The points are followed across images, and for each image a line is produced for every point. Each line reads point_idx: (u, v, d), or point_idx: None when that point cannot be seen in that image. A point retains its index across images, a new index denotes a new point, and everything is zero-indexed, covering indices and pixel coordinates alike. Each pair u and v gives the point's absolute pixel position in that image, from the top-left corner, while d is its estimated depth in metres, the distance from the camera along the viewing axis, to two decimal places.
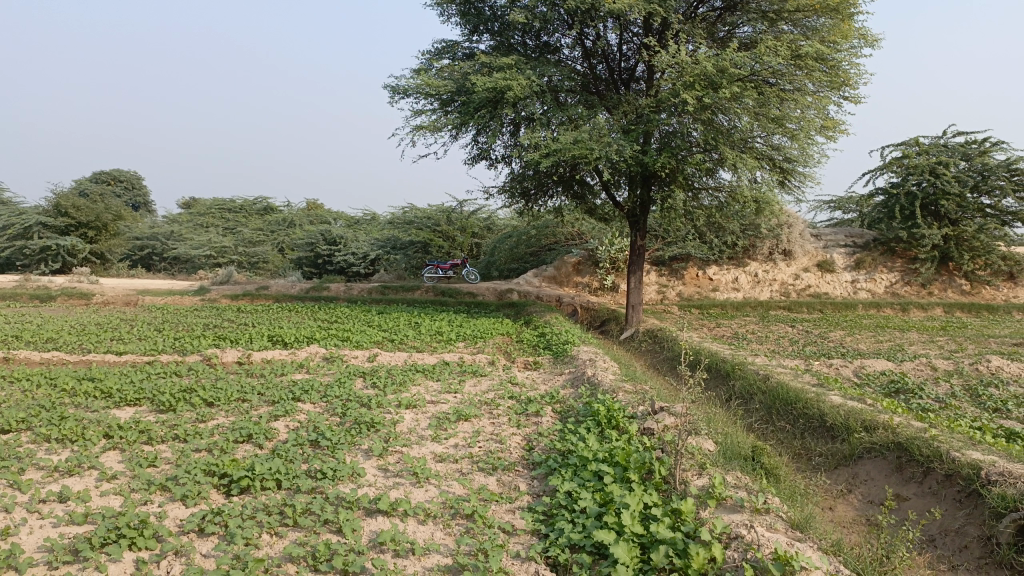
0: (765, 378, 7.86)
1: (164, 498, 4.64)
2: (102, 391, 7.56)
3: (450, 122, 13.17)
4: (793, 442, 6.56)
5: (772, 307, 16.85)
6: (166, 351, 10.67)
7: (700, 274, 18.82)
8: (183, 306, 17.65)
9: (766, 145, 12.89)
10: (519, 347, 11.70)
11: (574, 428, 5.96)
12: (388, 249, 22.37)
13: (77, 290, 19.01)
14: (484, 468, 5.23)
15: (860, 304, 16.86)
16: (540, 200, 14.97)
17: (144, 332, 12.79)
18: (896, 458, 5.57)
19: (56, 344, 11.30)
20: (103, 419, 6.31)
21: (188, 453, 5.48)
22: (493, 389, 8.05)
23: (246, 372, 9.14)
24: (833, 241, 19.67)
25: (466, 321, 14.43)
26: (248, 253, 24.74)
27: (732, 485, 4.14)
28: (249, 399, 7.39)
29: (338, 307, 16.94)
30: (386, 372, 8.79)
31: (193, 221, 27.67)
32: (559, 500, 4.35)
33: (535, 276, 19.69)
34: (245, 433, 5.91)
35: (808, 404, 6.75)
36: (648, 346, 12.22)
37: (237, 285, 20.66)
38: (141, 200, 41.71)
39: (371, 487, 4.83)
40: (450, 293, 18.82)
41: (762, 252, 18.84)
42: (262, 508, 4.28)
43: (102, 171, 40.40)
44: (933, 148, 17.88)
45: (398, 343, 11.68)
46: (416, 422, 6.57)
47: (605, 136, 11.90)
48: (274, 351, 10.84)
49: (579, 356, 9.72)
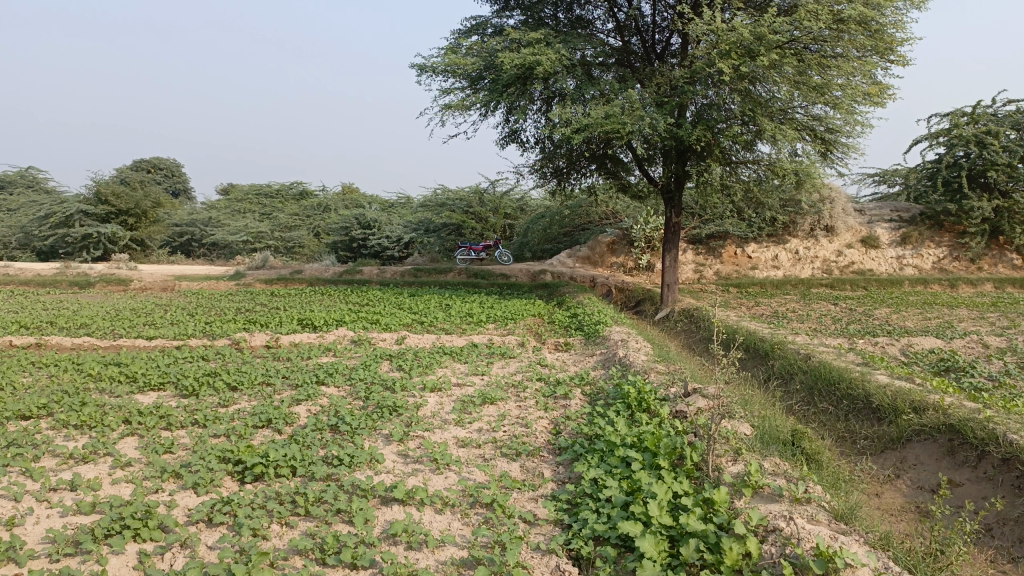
0: (806, 358, 7.49)
1: (176, 486, 4.50)
2: (127, 376, 7.49)
3: (479, 100, 12.87)
4: (836, 424, 6.22)
5: (813, 284, 16.31)
6: (196, 336, 10.64)
7: (738, 252, 18.28)
8: (218, 291, 17.71)
9: (806, 117, 12.38)
10: (550, 328, 11.43)
11: (603, 411, 5.70)
12: (421, 231, 22.23)
13: (115, 276, 19.22)
14: (508, 454, 5.00)
15: (905, 280, 16.24)
16: (572, 179, 14.62)
17: (176, 317, 12.83)
18: (948, 441, 5.22)
19: (90, 329, 11.34)
20: (123, 405, 6.21)
21: (205, 439, 5.34)
22: (522, 371, 7.81)
23: (273, 355, 9.04)
24: (876, 216, 18.97)
25: (497, 302, 14.22)
26: (283, 239, 24.80)
27: (770, 472, 3.84)
28: (273, 383, 7.26)
29: (370, 290, 16.84)
30: (413, 355, 8.60)
31: (230, 207, 27.85)
32: (584, 488, 4.11)
33: (568, 257, 19.35)
34: (264, 418, 5.77)
35: (852, 384, 6.40)
36: (683, 326, 11.88)
37: (272, 270, 20.71)
38: (180, 188, 42.22)
39: (388, 474, 4.63)
40: (483, 275, 18.60)
41: (802, 228, 18.20)
42: (273, 497, 4.11)
43: (142, 160, 40.93)
44: (983, 116, 17.04)
45: (428, 325, 11.49)
46: (440, 405, 6.37)
47: (638, 110, 11.51)
48: (303, 334, 10.73)
49: (611, 337, 9.42)
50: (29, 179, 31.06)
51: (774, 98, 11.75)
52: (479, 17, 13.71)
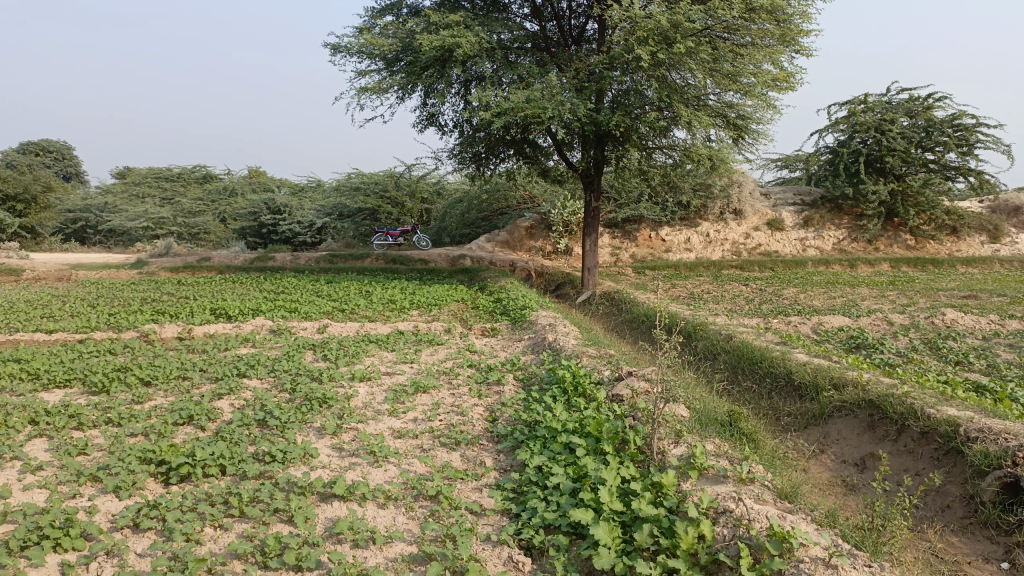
0: (728, 338, 7.70)
1: (95, 490, 4.19)
2: (28, 374, 6.97)
3: (396, 83, 12.54)
4: (761, 402, 6.43)
5: (724, 266, 16.83)
6: (100, 328, 10.02)
7: (652, 236, 18.64)
8: (119, 280, 16.76)
9: (719, 103, 12.66)
10: (474, 313, 11.34)
11: (538, 397, 5.68)
12: (336, 217, 21.68)
13: (4, 266, 17.91)
14: (446, 444, 4.91)
15: (809, 261, 16.96)
16: (490, 163, 14.53)
17: (76, 309, 12.06)
18: (868, 416, 5.45)
19: None
20: (27, 404, 5.76)
21: (123, 439, 5.02)
22: (451, 358, 7.70)
23: (188, 347, 8.61)
24: (782, 200, 19.71)
25: (419, 288, 14.02)
26: (188, 224, 23.73)
27: (713, 453, 3.91)
28: (191, 377, 6.91)
29: (285, 277, 16.31)
30: (337, 344, 8.36)
31: (128, 191, 26.40)
32: (530, 476, 4.08)
33: (487, 241, 19.27)
34: (186, 414, 5.47)
35: (774, 363, 6.61)
36: (605, 309, 12.05)
37: (178, 257, 19.77)
38: (72, 171, 39.79)
39: (325, 469, 4.47)
40: (401, 260, 18.31)
41: (713, 212, 18.74)
42: (205, 499, 3.90)
43: (29, 141, 38.29)
44: (879, 105, 17.79)
45: (350, 313, 11.21)
46: (371, 396, 6.21)
47: (558, 94, 11.49)
48: (217, 325, 10.27)
49: (537, 321, 9.43)
50: None
51: (688, 85, 12.08)
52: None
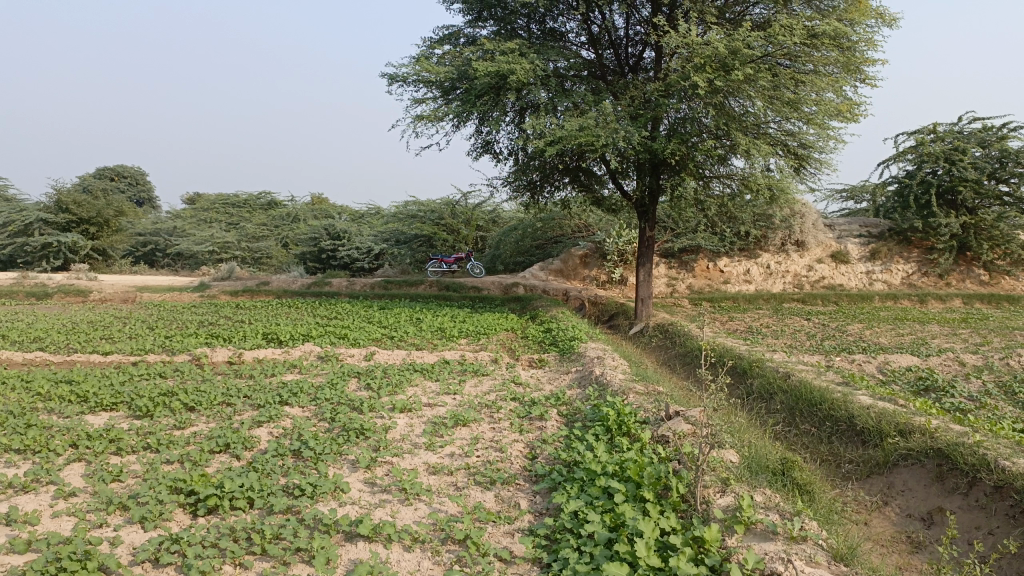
0: (786, 376, 7.32)
1: (123, 519, 4.14)
2: (78, 395, 7.07)
3: (451, 111, 12.57)
4: (819, 447, 6.05)
5: (785, 299, 16.28)
6: (155, 351, 10.18)
7: (710, 267, 18.22)
8: (181, 303, 17.16)
9: (779, 132, 12.30)
10: (524, 343, 11.16)
11: (581, 435, 5.45)
12: (392, 243, 21.88)
13: (74, 287, 18.55)
14: (481, 482, 4.71)
15: (876, 295, 16.27)
16: (545, 192, 14.41)
17: (135, 331, 12.33)
18: (936, 466, 5.06)
19: (43, 343, 10.81)
20: (71, 427, 5.81)
21: (158, 466, 4.98)
22: (495, 390, 7.52)
23: (236, 372, 8.64)
24: (846, 231, 19.05)
25: (469, 316, 13.90)
26: (251, 249, 24.27)
27: (762, 505, 3.62)
28: (234, 403, 6.89)
29: (339, 303, 16.45)
30: (382, 372, 8.27)
31: (196, 216, 27.22)
32: (564, 522, 3.85)
33: (541, 270, 19.11)
34: (223, 442, 5.42)
35: (835, 405, 6.23)
36: (658, 342, 11.71)
37: (238, 281, 20.19)
38: (145, 196, 41.35)
39: (354, 506, 4.32)
40: (454, 288, 18.28)
41: (774, 243, 18.21)
42: (227, 533, 3.79)
43: (106, 167, 40.01)
44: (949, 134, 17.20)
45: (399, 340, 11.16)
46: (410, 427, 6.06)
47: (613, 122, 11.32)
48: (267, 350, 10.33)
49: (586, 354, 9.18)
50: None
51: (747, 113, 11.74)
52: (451, 27, 13.47)
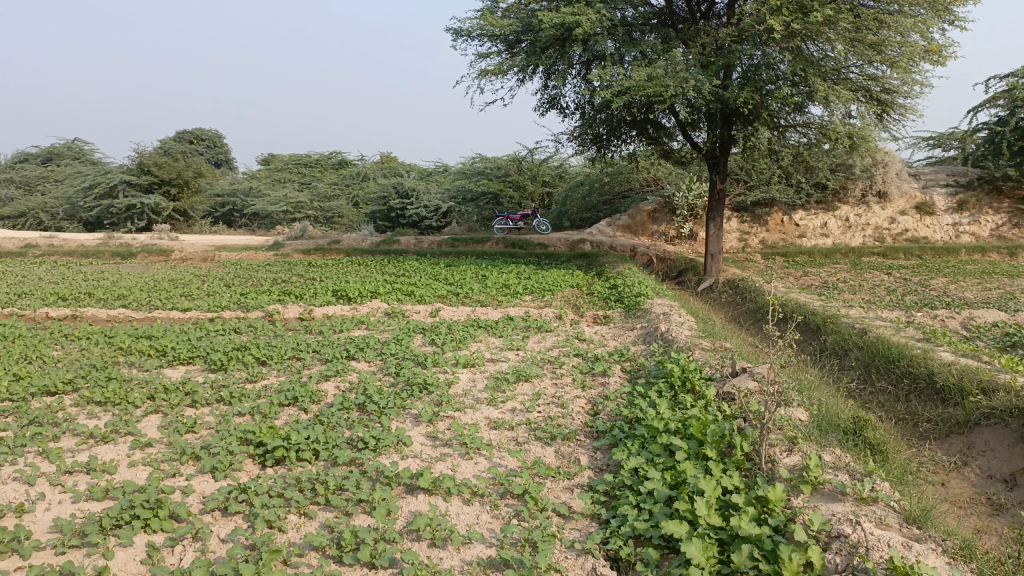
0: (862, 332, 7.02)
1: (194, 469, 4.30)
2: (157, 350, 7.37)
3: (515, 64, 12.36)
4: (895, 405, 5.81)
5: (864, 253, 15.62)
6: (230, 308, 10.52)
7: (784, 220, 17.60)
8: (256, 261, 17.67)
9: (861, 76, 11.65)
10: (589, 300, 11.05)
11: (644, 392, 5.36)
12: (459, 200, 21.92)
13: (157, 247, 19.30)
14: (541, 438, 4.70)
15: (962, 248, 15.43)
16: (612, 146, 14.11)
17: (213, 289, 12.77)
18: (1021, 426, 4.79)
19: (127, 301, 11.29)
20: (149, 380, 6.06)
21: (229, 418, 5.15)
22: (558, 346, 7.48)
23: (305, 328, 8.84)
24: (931, 181, 18.06)
25: (535, 273, 13.85)
26: (323, 208, 24.71)
27: (831, 465, 3.47)
28: (303, 358, 7.06)
29: (407, 261, 16.62)
30: (447, 328, 8.32)
31: (270, 176, 27.85)
32: (623, 479, 3.80)
33: (608, 225, 18.84)
34: (291, 396, 5.56)
35: (914, 362, 5.96)
36: (728, 298, 11.42)
37: (311, 239, 20.61)
38: (222, 158, 42.53)
39: (415, 459, 4.37)
40: (521, 244, 18.22)
41: (853, 194, 17.43)
42: (292, 484, 3.89)
43: (184, 131, 41.24)
44: None
45: (464, 297, 11.22)
46: (472, 383, 6.09)
47: (682, 71, 10.94)
48: (336, 306, 10.54)
49: (651, 310, 9.02)
50: (76, 151, 31.46)
51: (826, 57, 11.18)
52: None
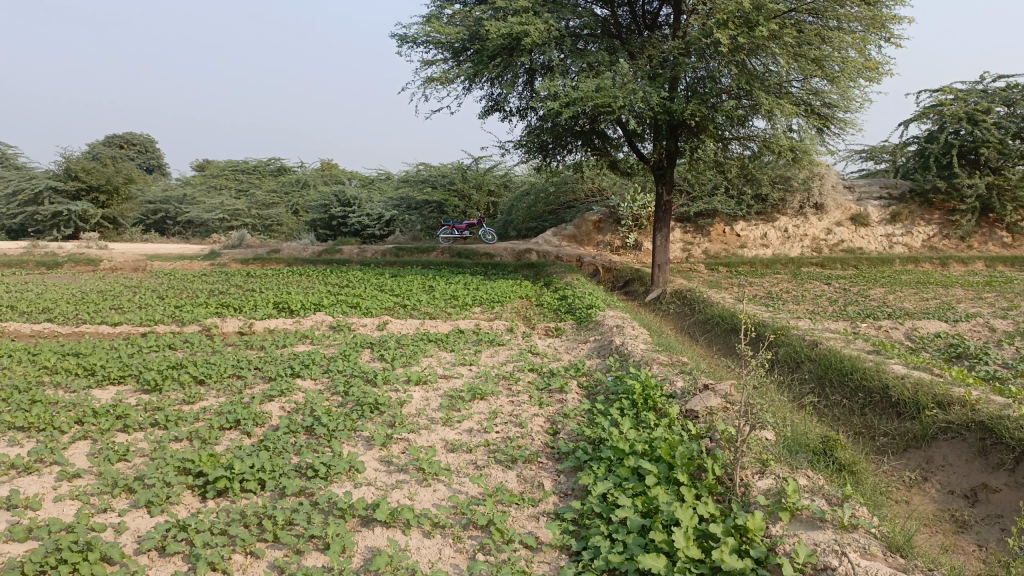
0: (814, 344, 7.03)
1: (128, 503, 3.95)
2: (85, 368, 6.90)
3: (463, 73, 12.16)
4: (852, 419, 5.81)
5: (804, 263, 15.93)
6: (164, 321, 10.00)
7: (727, 231, 17.83)
8: (191, 271, 16.99)
9: (803, 91, 11.85)
10: (539, 311, 10.90)
11: (604, 410, 5.21)
12: (403, 209, 21.59)
13: (84, 256, 18.39)
14: (502, 461, 4.50)
15: (896, 259, 15.87)
16: (558, 156, 14.02)
17: (145, 301, 12.17)
18: (979, 440, 4.81)
19: (52, 315, 10.64)
20: (77, 403, 5.63)
21: (166, 445, 4.80)
22: (512, 361, 7.28)
23: (246, 343, 8.44)
24: (866, 193, 18.55)
25: (482, 283, 13.65)
26: (262, 216, 24.02)
27: (805, 490, 3.39)
28: (244, 376, 6.69)
29: (350, 271, 16.22)
30: (396, 342, 8.03)
31: (206, 182, 26.97)
32: (592, 507, 3.63)
33: (554, 235, 18.76)
34: (233, 419, 5.22)
35: (868, 375, 5.98)
36: (676, 308, 11.42)
37: (249, 248, 19.98)
38: (154, 164, 41.07)
39: (370, 487, 4.12)
40: (466, 254, 17.98)
41: (792, 206, 17.78)
42: (237, 519, 3.61)
43: (115, 135, 39.71)
44: (972, 94, 16.62)
45: (411, 310, 10.93)
46: (425, 401, 5.84)
47: (630, 83, 10.93)
48: (278, 320, 10.12)
49: (604, 322, 8.91)
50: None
51: (769, 71, 11.32)
52: None
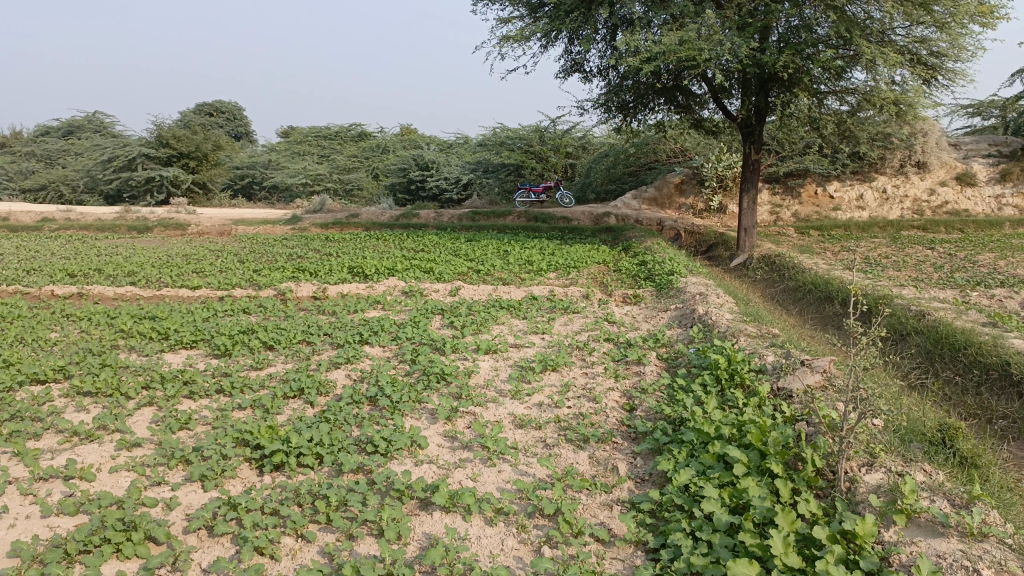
0: (920, 315, 6.38)
1: (184, 475, 3.83)
2: (159, 332, 6.91)
3: (539, 29, 11.62)
4: (965, 399, 5.22)
5: (903, 226, 14.85)
6: (241, 285, 10.04)
7: (819, 192, 16.80)
8: (273, 235, 17.20)
9: (907, 39, 10.77)
10: (617, 277, 10.45)
11: (687, 385, 4.80)
12: (480, 172, 21.28)
13: (173, 221, 18.88)
14: (573, 440, 4.17)
15: (1006, 222, 14.57)
16: (639, 114, 13.36)
17: (226, 264, 12.30)
18: None
19: (137, 278, 10.84)
20: (146, 368, 5.58)
21: (228, 413, 4.67)
22: (587, 330, 6.89)
23: (318, 308, 8.33)
24: (973, 150, 17.10)
25: (559, 248, 13.24)
26: (342, 181, 24.15)
27: (924, 488, 2.95)
28: (313, 342, 6.54)
29: (427, 235, 16.07)
30: (467, 309, 7.76)
31: (290, 148, 27.33)
32: (671, 498, 3.28)
33: (633, 198, 18.10)
34: (296, 387, 5.06)
35: (983, 350, 5.37)
36: (764, 275, 10.77)
37: (329, 213, 20.10)
38: (242, 131, 42.08)
39: (430, 466, 3.87)
40: (543, 218, 17.57)
41: (891, 164, 16.55)
42: (291, 497, 3.42)
43: (204, 103, 40.77)
44: None
45: (485, 275, 10.65)
46: (494, 372, 5.54)
47: (717, 33, 10.21)
48: (352, 284, 10.02)
49: (686, 290, 8.41)
50: (97, 124, 31.10)
51: (871, 18, 10.31)
52: None
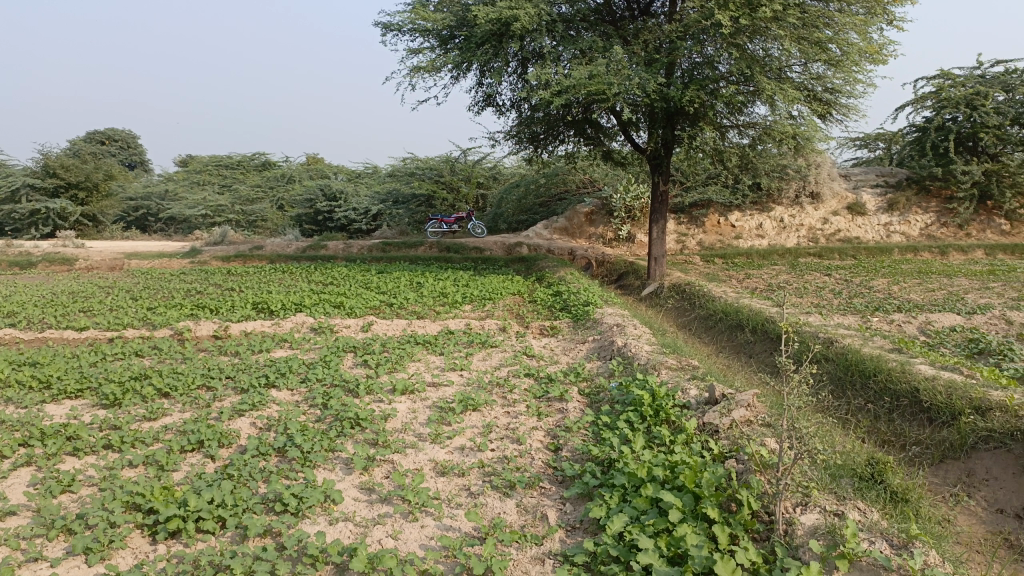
0: (829, 342, 6.51)
1: (65, 548, 3.40)
2: (40, 381, 6.28)
3: (450, 60, 11.53)
4: (879, 426, 5.31)
5: (801, 253, 15.45)
6: (135, 325, 9.37)
7: (722, 221, 17.31)
8: (170, 270, 16.33)
9: (804, 76, 11.23)
10: (532, 309, 10.35)
11: (612, 422, 4.67)
12: (390, 203, 20.94)
13: (59, 255, 17.67)
14: (499, 487, 3.96)
15: (895, 248, 15.37)
16: (550, 145, 13.42)
17: (118, 302, 11.50)
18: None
19: (16, 319, 9.97)
20: (23, 422, 5.02)
21: (119, 472, 4.22)
22: (506, 365, 6.71)
23: (220, 349, 7.83)
24: (862, 181, 18.04)
25: (473, 280, 13.07)
26: (245, 212, 23.31)
27: (861, 528, 2.90)
28: (214, 387, 6.08)
29: (335, 268, 15.60)
30: (381, 346, 7.45)
31: (189, 178, 26.22)
32: (607, 549, 3.11)
33: (545, 228, 18.17)
34: (195, 440, 4.65)
35: (892, 376, 5.49)
36: (675, 304, 10.90)
37: (231, 245, 19.29)
38: (137, 160, 40.21)
39: (346, 524, 3.58)
40: (456, 249, 17.38)
41: (788, 194, 17.24)
42: (189, 570, 3.07)
43: (95, 131, 38.74)
44: (971, 79, 16.12)
45: (398, 309, 10.34)
46: (411, 414, 5.27)
47: (625, 68, 10.37)
48: (257, 322, 9.52)
49: (602, 321, 8.37)
50: None
51: (770, 55, 10.68)
52: None
